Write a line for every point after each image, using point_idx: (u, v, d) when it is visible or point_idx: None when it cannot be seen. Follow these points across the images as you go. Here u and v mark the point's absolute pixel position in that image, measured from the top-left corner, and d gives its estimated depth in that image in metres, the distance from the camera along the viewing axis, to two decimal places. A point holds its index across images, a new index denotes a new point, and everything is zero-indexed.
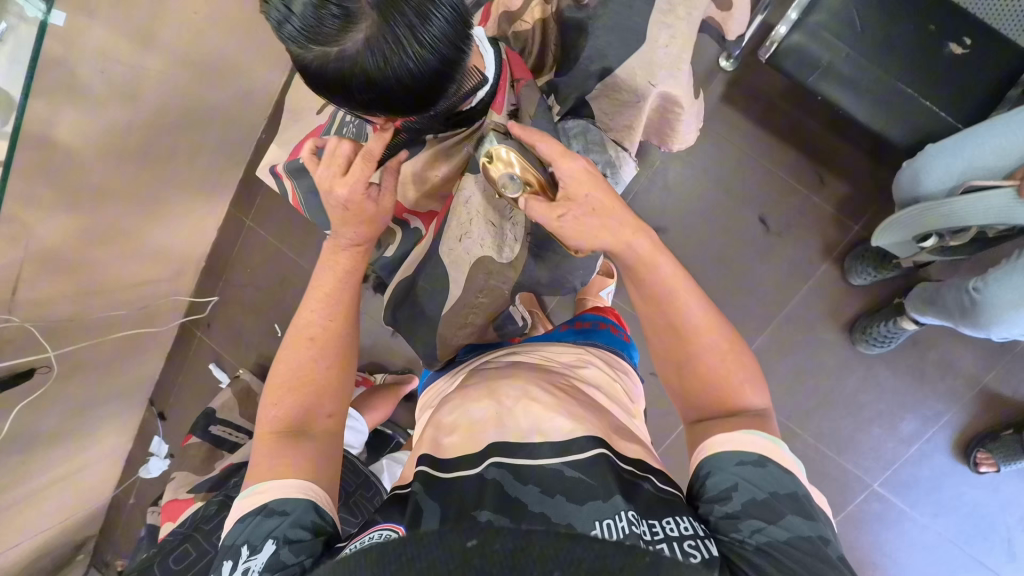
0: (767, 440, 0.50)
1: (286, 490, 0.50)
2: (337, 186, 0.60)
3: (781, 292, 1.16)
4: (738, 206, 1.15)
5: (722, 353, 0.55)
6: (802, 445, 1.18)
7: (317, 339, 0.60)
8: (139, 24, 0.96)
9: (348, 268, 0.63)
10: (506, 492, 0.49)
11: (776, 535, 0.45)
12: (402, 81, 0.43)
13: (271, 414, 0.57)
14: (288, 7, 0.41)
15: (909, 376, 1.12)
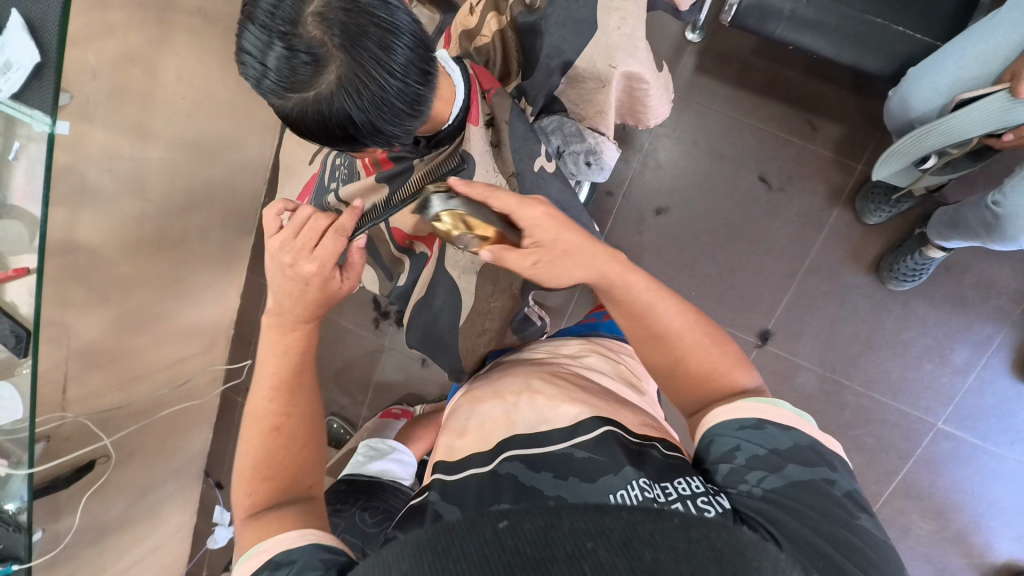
0: (768, 405, 0.51)
1: (288, 541, 0.48)
2: (302, 262, 0.59)
3: (798, 246, 1.14)
4: (735, 170, 1.14)
5: (712, 349, 0.56)
6: (853, 396, 1.15)
7: (282, 427, 0.58)
8: (133, 120, 1.03)
9: (301, 350, 0.62)
10: (522, 482, 0.51)
11: (777, 484, 0.45)
12: (378, 112, 0.45)
13: (246, 504, 0.54)
14: (265, 63, 0.44)
15: (948, 303, 1.08)
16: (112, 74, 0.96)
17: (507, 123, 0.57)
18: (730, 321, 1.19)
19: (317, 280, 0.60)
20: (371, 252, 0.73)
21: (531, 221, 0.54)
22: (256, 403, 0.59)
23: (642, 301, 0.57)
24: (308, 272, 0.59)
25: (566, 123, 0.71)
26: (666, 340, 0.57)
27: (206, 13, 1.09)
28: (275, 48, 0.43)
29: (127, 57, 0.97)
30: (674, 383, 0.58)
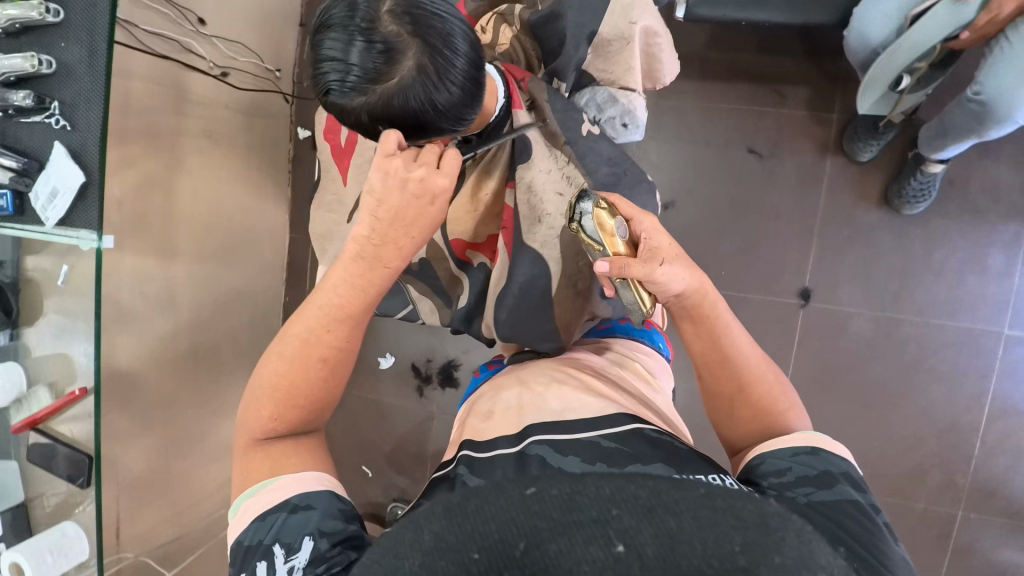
0: (818, 436, 0.54)
1: (307, 484, 0.52)
2: (438, 177, 0.51)
3: (806, 201, 1.18)
4: (724, 150, 1.21)
5: (774, 386, 0.59)
6: (910, 328, 1.15)
7: (326, 359, 0.57)
8: (157, 242, 1.08)
9: (379, 286, 0.56)
10: (551, 464, 0.48)
11: (826, 499, 0.48)
12: (450, 96, 0.47)
13: (265, 422, 0.56)
14: (346, 61, 0.45)
15: (965, 214, 1.12)
16: (135, 201, 1.03)
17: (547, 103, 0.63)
18: (766, 290, 1.21)
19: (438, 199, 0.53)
20: (430, 277, 0.75)
21: (649, 232, 0.60)
22: (308, 320, 0.56)
23: (720, 325, 0.60)
24: (438, 188, 0.52)
25: (597, 93, 0.74)
26: (733, 372, 0.59)
27: (211, 135, 1.18)
28: (357, 43, 0.44)
29: (145, 184, 1.05)
30: (733, 417, 0.60)
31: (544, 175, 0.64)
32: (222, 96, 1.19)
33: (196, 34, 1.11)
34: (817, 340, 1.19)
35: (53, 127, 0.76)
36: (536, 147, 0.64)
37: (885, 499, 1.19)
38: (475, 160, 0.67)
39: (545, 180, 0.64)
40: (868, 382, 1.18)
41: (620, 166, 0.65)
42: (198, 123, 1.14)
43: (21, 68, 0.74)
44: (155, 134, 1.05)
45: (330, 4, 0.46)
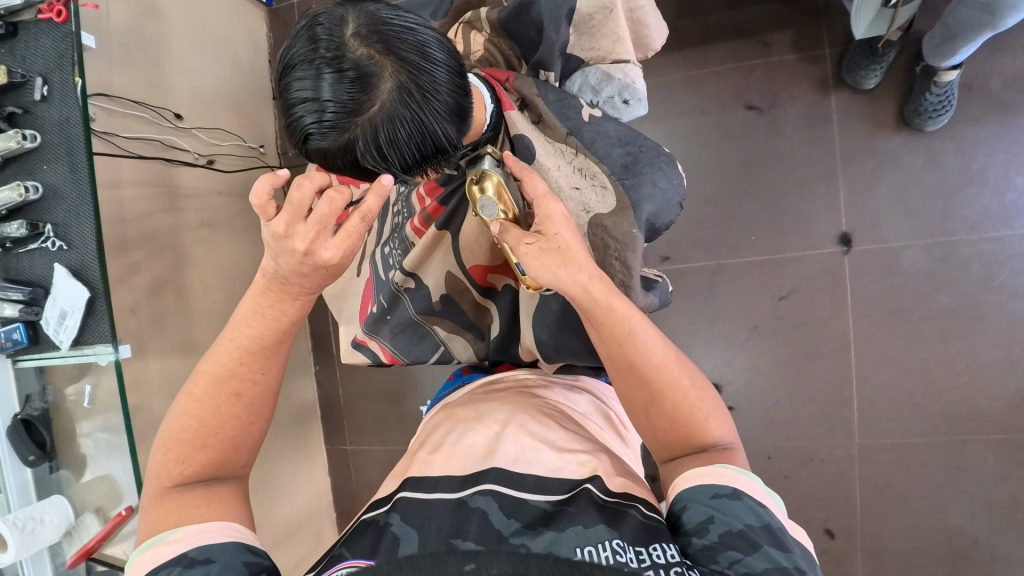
0: (735, 472, 0.49)
1: (209, 536, 0.46)
2: (322, 248, 0.50)
3: (821, 144, 1.12)
4: (721, 114, 1.17)
5: (691, 393, 0.53)
6: (967, 247, 1.06)
7: (243, 396, 0.54)
8: (177, 342, 1.08)
9: (289, 319, 0.55)
10: (490, 520, 0.46)
11: (756, 565, 0.42)
12: (439, 109, 0.44)
13: (173, 468, 0.51)
14: (319, 98, 0.41)
15: (995, 115, 1.04)
16: (149, 307, 1.02)
17: (539, 97, 0.59)
18: (803, 244, 1.14)
19: (333, 269, 0.52)
20: (456, 314, 0.71)
21: (541, 212, 0.53)
22: (221, 355, 0.54)
23: (623, 328, 0.52)
24: (328, 260, 0.51)
25: (589, 74, 0.70)
26: (643, 379, 0.53)
27: (210, 223, 1.18)
28: (327, 77, 0.40)
29: (156, 285, 1.04)
30: (654, 426, 0.54)
31: (555, 172, 0.58)
32: (211, 183, 1.19)
33: (175, 129, 1.12)
34: (871, 284, 1.11)
35: (50, 250, 0.75)
36: (539, 145, 0.59)
37: (992, 436, 1.08)
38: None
39: (557, 177, 0.58)
40: (939, 315, 1.09)
41: (635, 145, 0.60)
42: (196, 215, 1.15)
43: (11, 199, 0.73)
44: (156, 235, 1.05)
45: (290, 47, 0.43)
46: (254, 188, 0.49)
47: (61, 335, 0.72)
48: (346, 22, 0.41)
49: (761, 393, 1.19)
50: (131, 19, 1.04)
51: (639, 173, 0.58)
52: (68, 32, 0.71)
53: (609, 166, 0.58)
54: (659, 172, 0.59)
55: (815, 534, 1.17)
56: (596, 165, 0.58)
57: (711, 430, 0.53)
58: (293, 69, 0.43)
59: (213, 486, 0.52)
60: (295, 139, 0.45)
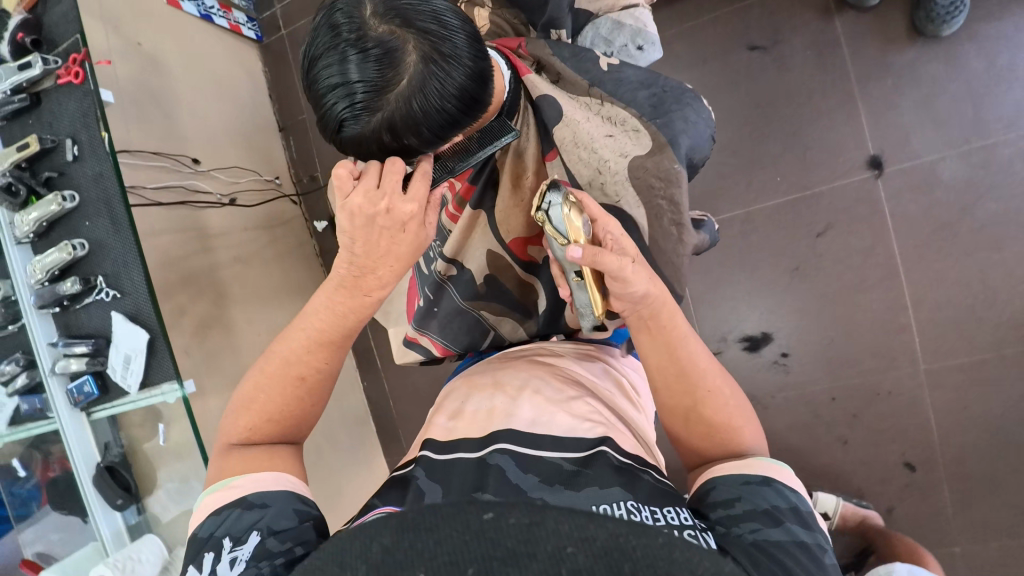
0: (767, 463, 0.49)
1: (267, 482, 0.48)
2: (400, 204, 0.48)
3: (833, 72, 1.09)
4: (726, 61, 1.15)
5: (728, 400, 0.53)
6: (1009, 148, 1.02)
7: (308, 380, 0.54)
8: (230, 375, 1.11)
9: (355, 317, 0.54)
10: (507, 476, 0.47)
11: (776, 537, 0.43)
12: (463, 78, 0.44)
13: (239, 429, 0.53)
14: (349, 81, 0.42)
15: (1013, 7, 1.00)
16: (200, 346, 1.06)
17: (551, 56, 0.60)
18: (832, 176, 1.11)
19: (410, 228, 0.50)
20: (500, 295, 0.71)
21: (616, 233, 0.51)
22: (292, 343, 0.54)
23: (669, 330, 0.53)
24: (408, 214, 0.48)
25: (600, 27, 0.71)
26: (688, 381, 0.53)
27: (242, 258, 1.22)
28: (354, 59, 0.41)
29: (203, 326, 1.08)
30: (689, 430, 0.53)
31: (585, 124, 0.57)
32: (238, 220, 1.23)
33: (195, 174, 1.15)
34: (911, 203, 1.08)
35: (105, 301, 0.78)
36: (564, 101, 0.58)
37: None
38: (504, 150, 0.62)
39: (588, 128, 0.57)
40: (990, 223, 1.04)
41: (657, 85, 0.59)
42: (228, 252, 1.18)
43: (61, 259, 0.77)
44: (196, 278, 1.09)
45: (312, 38, 0.44)
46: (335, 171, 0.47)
47: (129, 379, 0.75)
48: (363, 4, 0.42)
49: (814, 334, 1.16)
50: (138, 75, 1.08)
51: (668, 112, 0.57)
52: (87, 91, 0.74)
53: (638, 109, 0.57)
54: (686, 110, 0.58)
55: (894, 468, 1.14)
56: (624, 111, 0.57)
57: (746, 438, 0.52)
58: (317, 59, 0.44)
59: (274, 447, 0.53)
60: (329, 129, 0.47)
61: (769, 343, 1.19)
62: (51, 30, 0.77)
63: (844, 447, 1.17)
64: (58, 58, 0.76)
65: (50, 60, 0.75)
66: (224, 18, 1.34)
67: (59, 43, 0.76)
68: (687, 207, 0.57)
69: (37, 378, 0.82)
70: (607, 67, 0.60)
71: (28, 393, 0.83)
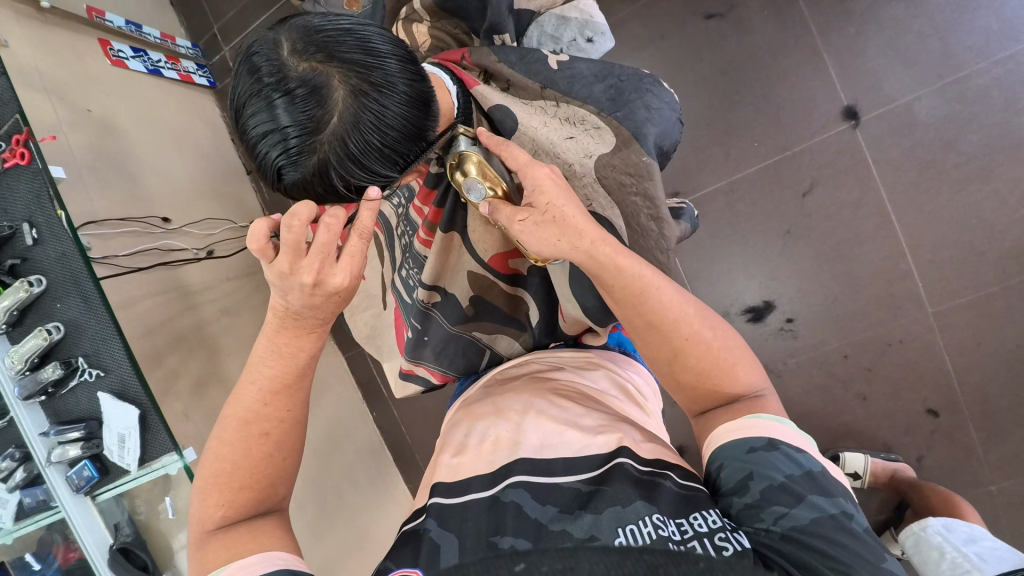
0: (766, 420, 0.46)
1: (254, 567, 0.46)
2: (331, 275, 0.50)
3: (793, 28, 1.07)
4: (683, 34, 1.14)
5: (714, 342, 0.50)
6: (982, 78, 1.00)
7: (272, 433, 0.54)
8: None
9: (306, 354, 0.55)
10: (527, 512, 0.46)
11: (804, 517, 0.41)
12: (399, 106, 0.42)
13: (215, 512, 0.52)
14: (278, 127, 0.40)
15: None
16: (199, 406, 1.04)
17: (500, 63, 0.57)
18: (808, 132, 1.09)
19: (344, 293, 0.52)
20: (492, 311, 0.69)
21: (531, 184, 0.49)
22: (246, 400, 0.54)
23: (639, 284, 0.49)
24: (338, 285, 0.50)
25: (545, 25, 0.69)
26: (666, 341, 0.50)
27: (229, 310, 1.19)
28: (280, 104, 0.40)
29: (199, 385, 1.06)
30: (680, 384, 0.52)
31: (544, 130, 0.55)
32: (219, 272, 1.21)
33: (168, 233, 1.13)
34: (892, 148, 1.06)
35: (90, 380, 0.76)
36: (518, 108, 0.55)
37: None
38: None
39: (547, 134, 0.55)
40: (976, 155, 1.02)
41: (615, 75, 0.57)
42: (213, 306, 1.16)
43: (37, 346, 0.75)
44: (184, 337, 1.07)
45: (237, 88, 0.42)
46: (251, 232, 0.48)
47: (127, 457, 0.73)
48: (281, 44, 0.40)
49: (816, 295, 1.14)
50: (92, 142, 1.05)
51: (628, 102, 0.55)
52: (36, 171, 0.72)
53: (597, 104, 0.55)
54: (646, 97, 0.56)
55: (916, 415, 1.12)
56: (583, 108, 0.55)
57: (742, 378, 0.50)
58: (246, 108, 0.42)
59: (255, 522, 0.52)
60: (270, 179, 0.44)
61: (772, 310, 1.17)
62: None
63: (863, 403, 1.15)
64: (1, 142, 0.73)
65: None
66: (172, 70, 1.32)
67: None
68: (664, 199, 0.55)
69: (35, 470, 0.79)
70: (557, 65, 0.57)
71: (29, 486, 0.81)
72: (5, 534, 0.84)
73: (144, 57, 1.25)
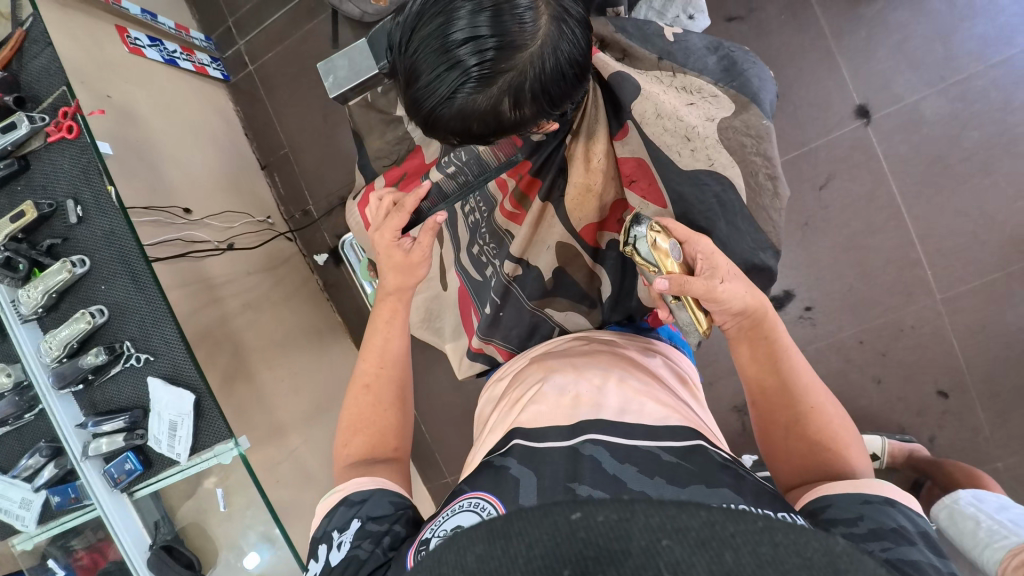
0: (884, 483, 0.46)
1: (362, 482, 0.54)
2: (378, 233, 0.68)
3: (809, 31, 1.14)
4: (706, 34, 1.20)
5: (835, 421, 0.51)
6: (984, 78, 1.08)
7: (373, 385, 0.63)
8: (261, 427, 1.05)
9: (395, 313, 0.68)
10: (606, 468, 0.44)
11: (913, 556, 0.39)
12: (576, 37, 0.48)
13: (343, 453, 0.60)
14: (482, 34, 0.44)
15: None
16: (227, 401, 0.99)
17: (615, 32, 0.61)
18: (824, 128, 1.16)
19: (387, 250, 0.67)
20: (569, 286, 0.71)
21: (706, 249, 0.55)
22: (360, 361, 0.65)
23: (774, 344, 0.54)
24: (384, 239, 0.67)
25: (653, 1, 0.76)
26: (793, 399, 0.52)
27: (252, 304, 1.15)
28: (489, 15, 0.44)
29: (227, 380, 1.01)
30: (788, 446, 0.52)
31: (664, 96, 0.58)
32: (240, 265, 1.17)
33: (188, 223, 1.09)
34: (902, 143, 1.13)
35: (136, 366, 0.72)
36: (639, 78, 0.59)
37: None
38: (574, 134, 0.64)
39: (667, 100, 0.58)
40: (977, 150, 1.10)
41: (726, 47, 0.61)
42: (236, 300, 1.12)
43: (79, 330, 0.71)
44: (210, 331, 1.02)
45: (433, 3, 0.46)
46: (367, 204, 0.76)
47: (178, 447, 0.70)
48: None
49: (834, 283, 1.19)
50: (113, 128, 1.01)
51: (741, 72, 0.59)
52: (83, 145, 0.69)
53: (712, 74, 0.59)
54: (756, 66, 0.60)
55: (928, 397, 1.17)
56: (699, 78, 0.59)
57: (853, 460, 0.50)
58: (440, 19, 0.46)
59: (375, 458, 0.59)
60: (444, 91, 0.47)
61: (792, 299, 1.22)
62: (34, 88, 0.72)
63: (878, 386, 1.20)
64: (45, 114, 0.70)
65: (37, 117, 0.69)
66: (188, 61, 1.28)
67: (45, 99, 0.71)
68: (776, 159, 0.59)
69: (68, 465, 0.74)
70: (674, 37, 0.61)
71: (57, 485, 0.75)
72: (26, 539, 0.79)
73: (161, 47, 1.21)
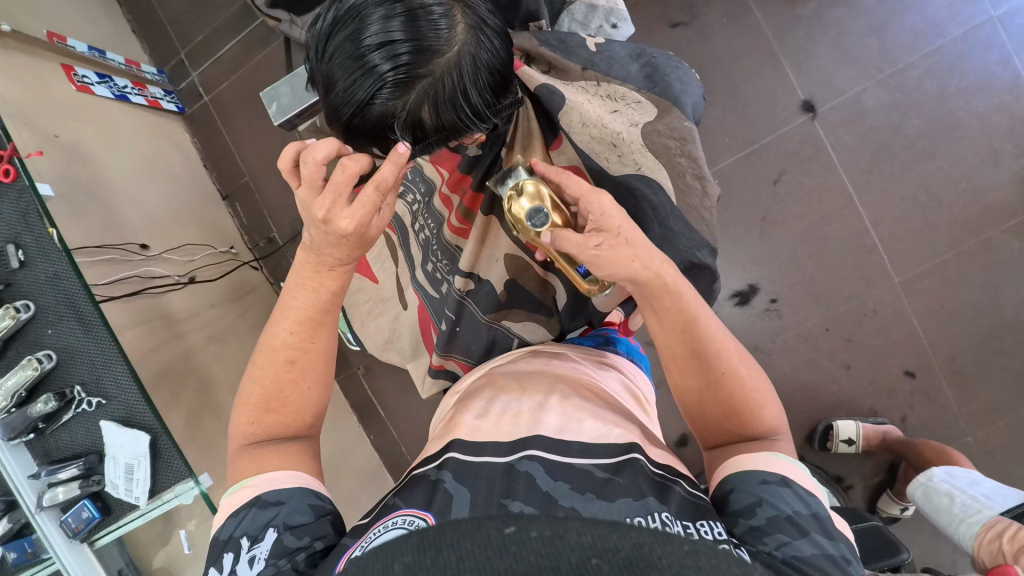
0: (785, 461, 0.48)
1: (280, 479, 0.52)
2: (339, 215, 0.53)
3: (751, 33, 1.18)
4: (654, 41, 1.22)
5: (746, 378, 0.53)
6: (918, 69, 1.13)
7: (297, 362, 0.59)
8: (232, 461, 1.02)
9: (328, 289, 0.60)
10: (538, 484, 0.44)
11: (804, 549, 0.41)
12: (493, 45, 0.48)
13: (249, 428, 0.58)
14: (395, 39, 0.43)
15: None
16: (193, 439, 0.97)
17: (541, 47, 0.62)
18: (773, 125, 1.19)
19: (350, 236, 0.55)
20: (524, 298, 0.71)
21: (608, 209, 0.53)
22: (279, 326, 0.60)
23: (685, 309, 0.53)
24: (346, 227, 0.54)
25: (575, 13, 0.79)
26: (706, 363, 0.53)
27: (216, 337, 1.13)
28: (403, 19, 0.43)
29: (192, 416, 0.99)
30: (708, 407, 0.53)
31: (589, 106, 0.60)
32: (202, 298, 1.15)
33: (147, 259, 1.07)
34: (848, 134, 1.17)
35: (88, 411, 0.70)
36: (563, 88, 0.61)
37: (1008, 224, 1.13)
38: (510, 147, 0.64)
39: (592, 109, 0.60)
40: (918, 137, 1.14)
41: (647, 53, 0.64)
42: (200, 334, 1.10)
43: (26, 378, 0.68)
44: (173, 368, 1.00)
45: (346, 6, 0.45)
46: (284, 154, 0.55)
47: (136, 492, 0.68)
48: None
49: (796, 274, 1.22)
50: (64, 167, 0.99)
51: (663, 77, 0.62)
52: (22, 188, 0.67)
53: (635, 82, 0.62)
54: (676, 69, 0.63)
55: (896, 378, 1.20)
56: (621, 84, 0.62)
57: (765, 415, 0.52)
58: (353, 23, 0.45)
59: (287, 442, 0.58)
60: (358, 97, 0.46)
61: (757, 293, 1.24)
62: None
63: (847, 372, 1.22)
64: None
65: None
66: (140, 96, 1.27)
67: None
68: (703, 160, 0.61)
69: (24, 519, 0.70)
70: (596, 47, 0.63)
71: (11, 541, 0.70)
72: None
73: (110, 83, 1.20)
